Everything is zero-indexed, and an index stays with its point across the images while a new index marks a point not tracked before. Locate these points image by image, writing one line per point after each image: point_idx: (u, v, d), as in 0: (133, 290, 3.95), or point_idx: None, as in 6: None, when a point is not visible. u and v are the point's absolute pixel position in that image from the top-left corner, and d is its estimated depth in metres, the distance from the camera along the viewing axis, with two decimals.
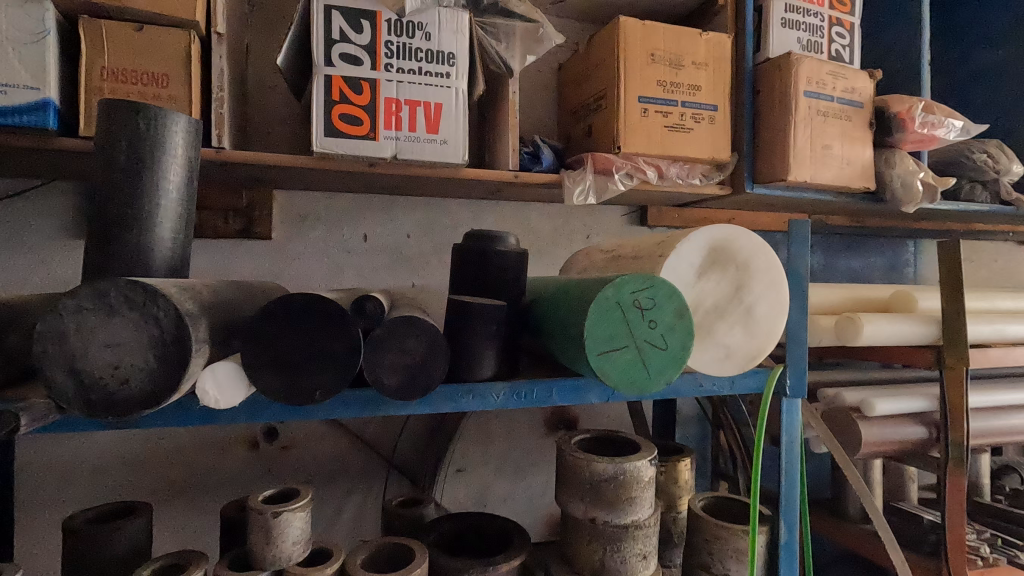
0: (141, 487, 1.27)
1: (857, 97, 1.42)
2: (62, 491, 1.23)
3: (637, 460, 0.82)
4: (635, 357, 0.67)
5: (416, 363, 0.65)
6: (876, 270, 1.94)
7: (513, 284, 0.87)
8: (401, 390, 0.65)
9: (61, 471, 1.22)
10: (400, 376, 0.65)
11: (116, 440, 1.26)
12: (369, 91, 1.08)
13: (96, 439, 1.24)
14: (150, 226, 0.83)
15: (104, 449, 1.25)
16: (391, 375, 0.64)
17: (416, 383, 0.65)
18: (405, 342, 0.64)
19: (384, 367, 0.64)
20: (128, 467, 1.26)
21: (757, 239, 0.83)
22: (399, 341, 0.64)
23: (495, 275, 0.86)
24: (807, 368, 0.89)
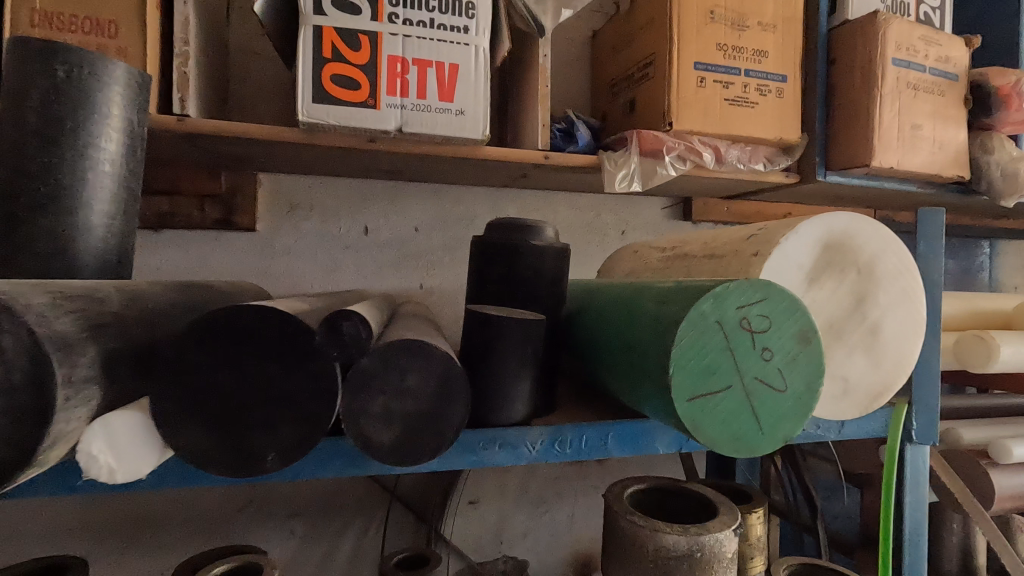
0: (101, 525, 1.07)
1: (952, 68, 1.18)
2: (6, 526, 1.04)
3: (718, 531, 0.61)
4: (741, 404, 0.46)
5: (420, 411, 0.44)
6: (948, 275, 1.70)
7: (548, 294, 0.66)
8: (397, 452, 0.44)
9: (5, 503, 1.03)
10: (395, 431, 0.44)
11: None
12: (368, 47, 0.87)
13: None
14: (73, 209, 0.62)
15: None
16: (381, 432, 0.44)
17: (420, 442, 0.44)
18: (403, 377, 0.44)
19: (372, 415, 0.43)
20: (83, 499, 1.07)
21: (886, 232, 0.61)
22: (394, 377, 0.44)
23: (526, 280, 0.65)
24: (939, 408, 0.68)
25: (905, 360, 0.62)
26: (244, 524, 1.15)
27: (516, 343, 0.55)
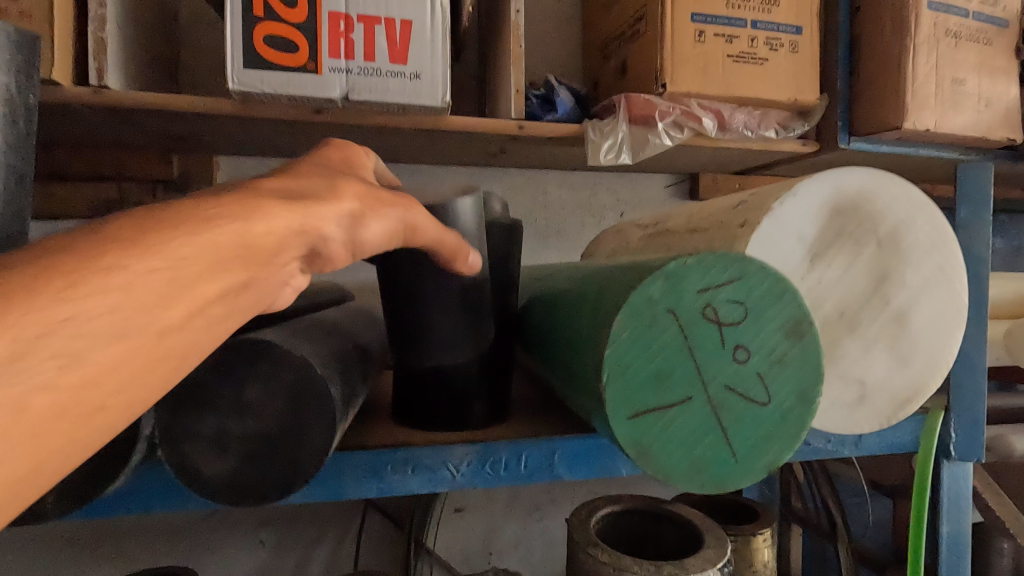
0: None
1: (1001, 13, 1.02)
2: None
3: (699, 573, 0.49)
4: (703, 420, 0.34)
5: (261, 433, 0.40)
6: (998, 256, 1.50)
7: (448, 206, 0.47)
8: (234, 479, 0.41)
9: None
10: (239, 453, 0.41)
11: None
12: (306, 3, 0.76)
13: None
14: None
15: None
16: (217, 457, 0.41)
17: (267, 464, 0.40)
18: (242, 394, 0.40)
19: (204, 436, 0.40)
20: None
21: (915, 193, 0.47)
22: (232, 395, 0.40)
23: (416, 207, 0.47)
24: (987, 417, 0.54)
25: (939, 358, 0.48)
26: (210, 534, 1.07)
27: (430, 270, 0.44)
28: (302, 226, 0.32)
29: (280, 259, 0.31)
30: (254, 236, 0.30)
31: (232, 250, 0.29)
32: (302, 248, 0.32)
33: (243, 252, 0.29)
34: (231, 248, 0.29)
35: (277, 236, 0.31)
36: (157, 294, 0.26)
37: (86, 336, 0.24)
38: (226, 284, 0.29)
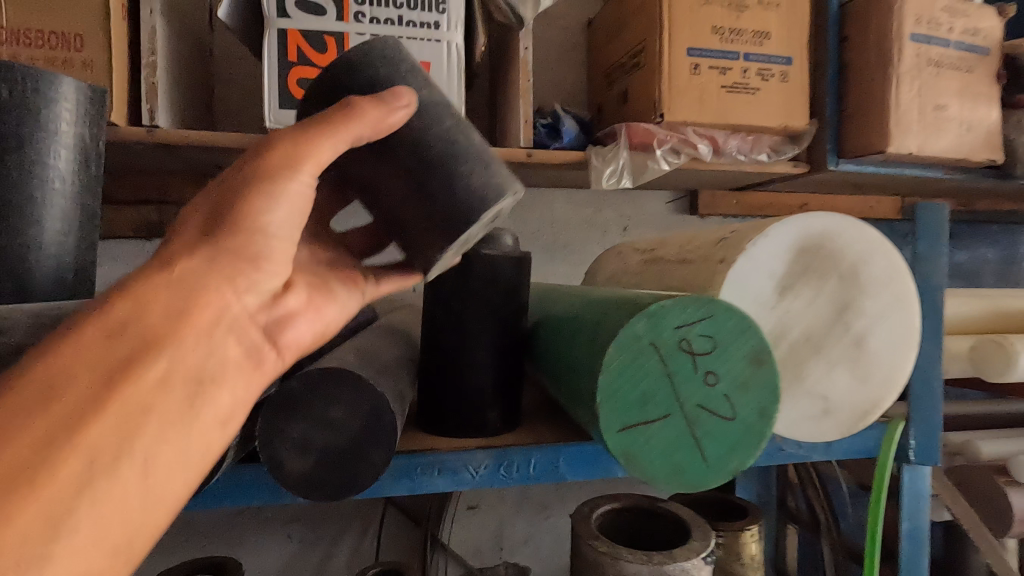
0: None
1: (981, 41, 1.08)
2: None
3: (685, 560, 0.56)
4: (681, 432, 0.41)
5: (336, 443, 0.49)
6: (988, 265, 1.56)
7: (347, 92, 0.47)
8: (309, 479, 0.49)
9: None
10: (314, 457, 0.49)
11: None
12: (335, 49, 0.84)
13: None
14: (25, 223, 0.62)
15: None
16: (299, 456, 0.48)
17: (346, 468, 0.49)
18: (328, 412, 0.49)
19: (291, 442, 0.48)
20: None
21: (873, 233, 0.54)
22: (320, 411, 0.49)
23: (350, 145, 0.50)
24: (943, 426, 0.61)
25: (896, 375, 0.55)
26: (243, 529, 1.16)
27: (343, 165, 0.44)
28: (174, 271, 0.38)
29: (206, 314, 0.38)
30: (170, 299, 0.37)
31: (113, 326, 0.35)
32: (201, 280, 0.39)
33: (131, 322, 0.36)
34: (116, 325, 0.35)
35: (159, 286, 0.37)
36: (61, 383, 0.32)
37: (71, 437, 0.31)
38: (148, 338, 0.36)
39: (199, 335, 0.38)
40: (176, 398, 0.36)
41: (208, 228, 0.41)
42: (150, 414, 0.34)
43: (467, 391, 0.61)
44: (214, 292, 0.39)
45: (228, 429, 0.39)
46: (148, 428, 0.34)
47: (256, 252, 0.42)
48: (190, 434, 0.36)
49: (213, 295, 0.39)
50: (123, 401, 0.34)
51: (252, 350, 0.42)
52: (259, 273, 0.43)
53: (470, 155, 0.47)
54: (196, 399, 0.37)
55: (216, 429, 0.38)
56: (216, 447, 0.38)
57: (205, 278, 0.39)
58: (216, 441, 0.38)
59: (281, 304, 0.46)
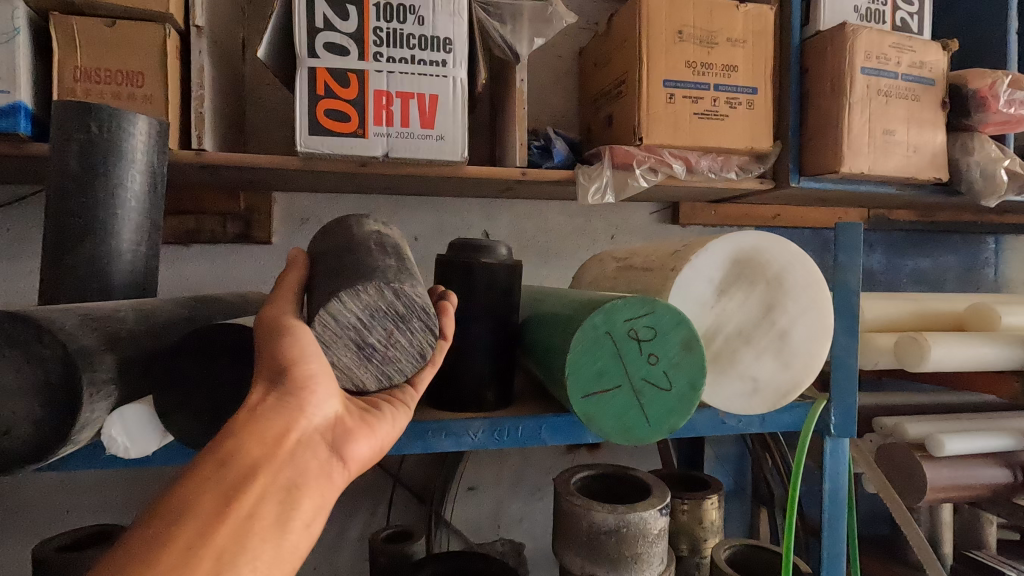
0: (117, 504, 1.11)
1: (928, 73, 1.21)
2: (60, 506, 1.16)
3: (643, 511, 0.70)
4: (630, 400, 0.55)
5: None
6: (950, 271, 1.69)
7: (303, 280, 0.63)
8: None
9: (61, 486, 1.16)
10: None
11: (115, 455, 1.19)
12: (356, 84, 0.98)
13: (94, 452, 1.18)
14: (107, 236, 0.76)
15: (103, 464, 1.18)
16: None
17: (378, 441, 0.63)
18: None
19: None
20: (128, 485, 1.19)
21: (794, 248, 0.68)
22: None
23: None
24: (857, 403, 0.75)
25: (813, 362, 0.69)
26: None
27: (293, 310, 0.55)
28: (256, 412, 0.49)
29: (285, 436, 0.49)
30: (256, 429, 0.48)
31: (223, 458, 0.46)
32: (279, 413, 0.49)
33: (233, 455, 0.46)
34: (223, 458, 0.46)
35: (249, 426, 0.48)
36: (192, 507, 0.43)
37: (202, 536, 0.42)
38: (245, 460, 0.46)
39: (284, 459, 0.48)
40: (270, 510, 0.46)
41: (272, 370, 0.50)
42: (254, 523, 0.44)
43: (469, 374, 0.75)
44: (289, 425, 0.49)
45: (311, 531, 0.48)
46: (254, 534, 0.44)
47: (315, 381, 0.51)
48: (286, 541, 0.45)
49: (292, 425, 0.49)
50: (235, 516, 0.44)
51: (330, 464, 0.51)
52: (320, 397, 0.51)
53: (344, 266, 0.54)
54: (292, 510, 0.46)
55: (302, 533, 0.47)
56: (303, 549, 0.47)
57: (280, 413, 0.49)
58: (304, 543, 0.47)
59: (344, 423, 0.53)
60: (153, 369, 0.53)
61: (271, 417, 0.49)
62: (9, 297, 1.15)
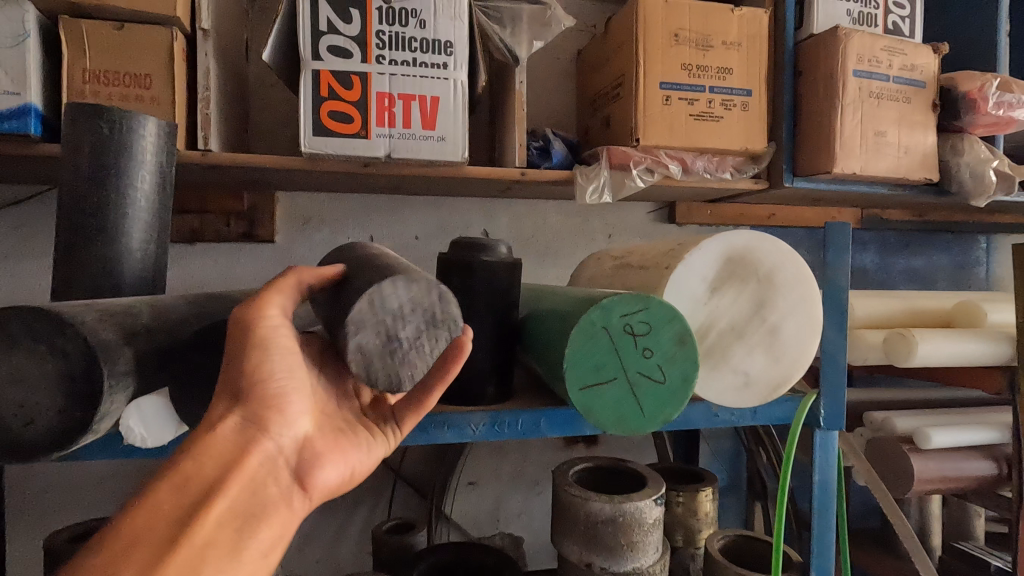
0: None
1: (919, 75, 1.23)
2: (66, 500, 1.18)
3: (639, 501, 0.72)
4: (625, 392, 0.57)
5: None
6: (942, 270, 1.72)
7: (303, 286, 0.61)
8: None
9: (66, 480, 1.17)
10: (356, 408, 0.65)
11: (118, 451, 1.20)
12: (359, 86, 1.00)
13: None
14: (118, 235, 0.78)
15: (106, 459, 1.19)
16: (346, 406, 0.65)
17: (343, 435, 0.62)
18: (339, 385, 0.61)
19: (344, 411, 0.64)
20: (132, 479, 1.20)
21: (785, 247, 0.70)
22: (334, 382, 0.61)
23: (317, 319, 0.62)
24: (847, 397, 0.77)
25: (803, 357, 0.71)
26: None
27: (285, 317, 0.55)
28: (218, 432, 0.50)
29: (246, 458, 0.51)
30: (217, 450, 0.50)
31: (181, 479, 0.47)
32: (244, 437, 0.51)
33: (192, 474, 0.48)
34: (181, 479, 0.47)
35: (209, 447, 0.50)
36: (146, 531, 0.44)
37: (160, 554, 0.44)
38: (205, 482, 0.48)
39: (244, 483, 0.50)
40: (226, 534, 0.47)
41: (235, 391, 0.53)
42: (209, 550, 0.46)
43: (469, 369, 0.77)
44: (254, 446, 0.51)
45: (269, 560, 0.49)
46: (209, 561, 0.45)
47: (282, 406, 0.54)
48: (240, 567, 0.47)
49: (253, 447, 0.51)
50: (192, 540, 0.45)
51: (290, 488, 0.53)
52: (286, 419, 0.54)
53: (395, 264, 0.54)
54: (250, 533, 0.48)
55: (258, 561, 0.48)
56: None
57: (242, 435, 0.51)
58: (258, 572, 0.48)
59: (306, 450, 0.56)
60: (168, 362, 0.56)
61: (233, 440, 0.51)
62: (16, 294, 1.18)
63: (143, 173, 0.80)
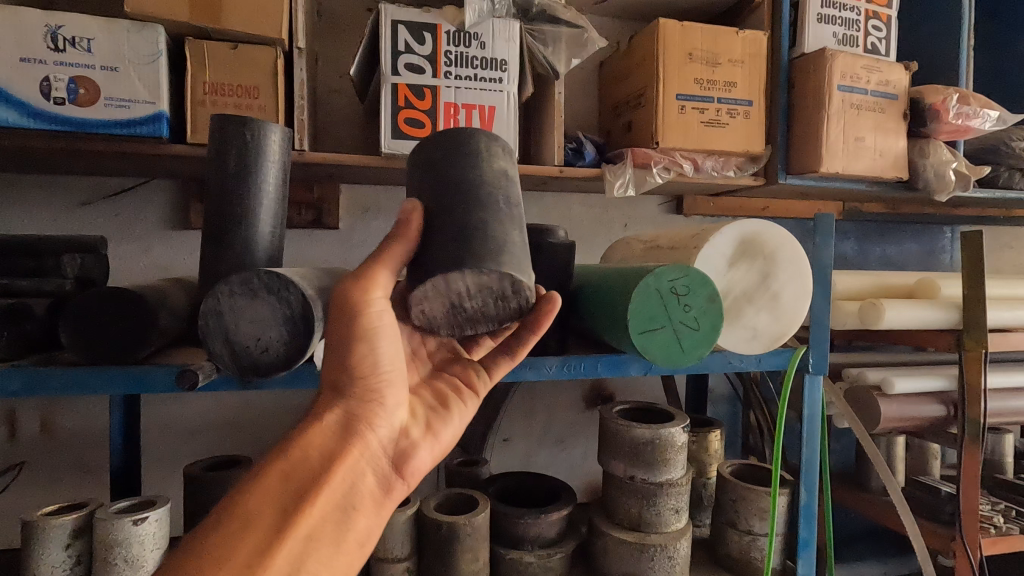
0: (220, 447, 1.33)
1: (892, 90, 1.45)
2: (157, 455, 1.30)
3: (672, 428, 0.94)
4: (671, 335, 0.79)
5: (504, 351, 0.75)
6: (912, 257, 1.96)
7: (450, 155, 0.67)
8: None
9: (155, 439, 1.30)
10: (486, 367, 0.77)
11: (196, 410, 1.32)
12: (430, 98, 1.19)
13: (178, 405, 1.31)
14: (253, 222, 0.97)
15: (189, 419, 1.32)
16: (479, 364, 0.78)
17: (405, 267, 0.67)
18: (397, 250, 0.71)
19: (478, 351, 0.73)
20: (214, 432, 1.33)
21: (785, 232, 0.91)
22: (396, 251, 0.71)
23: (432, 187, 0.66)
24: (830, 348, 0.99)
25: (796, 316, 0.93)
26: None
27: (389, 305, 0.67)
28: (327, 432, 0.64)
29: (347, 456, 0.64)
30: (320, 443, 0.63)
31: (293, 471, 0.61)
32: (347, 441, 0.64)
33: (298, 466, 0.61)
34: (290, 471, 0.61)
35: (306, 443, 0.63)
36: (259, 516, 0.58)
37: (270, 535, 0.57)
38: (312, 474, 0.61)
39: (342, 474, 0.63)
40: (327, 522, 0.60)
41: (344, 397, 0.66)
42: (311, 536, 0.59)
43: None
44: (353, 448, 0.64)
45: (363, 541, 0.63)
46: (310, 545, 0.59)
47: (379, 402, 0.67)
48: (337, 549, 0.61)
49: (359, 443, 0.65)
50: (298, 527, 0.59)
51: (378, 480, 0.66)
52: (382, 418, 0.67)
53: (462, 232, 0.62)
54: (351, 528, 0.62)
55: (354, 545, 0.62)
56: (356, 555, 0.62)
57: (341, 435, 0.64)
58: (354, 554, 0.62)
59: (402, 441, 0.69)
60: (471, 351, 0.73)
61: (336, 433, 0.64)
62: (120, 273, 1.36)
63: (276, 183, 1.01)
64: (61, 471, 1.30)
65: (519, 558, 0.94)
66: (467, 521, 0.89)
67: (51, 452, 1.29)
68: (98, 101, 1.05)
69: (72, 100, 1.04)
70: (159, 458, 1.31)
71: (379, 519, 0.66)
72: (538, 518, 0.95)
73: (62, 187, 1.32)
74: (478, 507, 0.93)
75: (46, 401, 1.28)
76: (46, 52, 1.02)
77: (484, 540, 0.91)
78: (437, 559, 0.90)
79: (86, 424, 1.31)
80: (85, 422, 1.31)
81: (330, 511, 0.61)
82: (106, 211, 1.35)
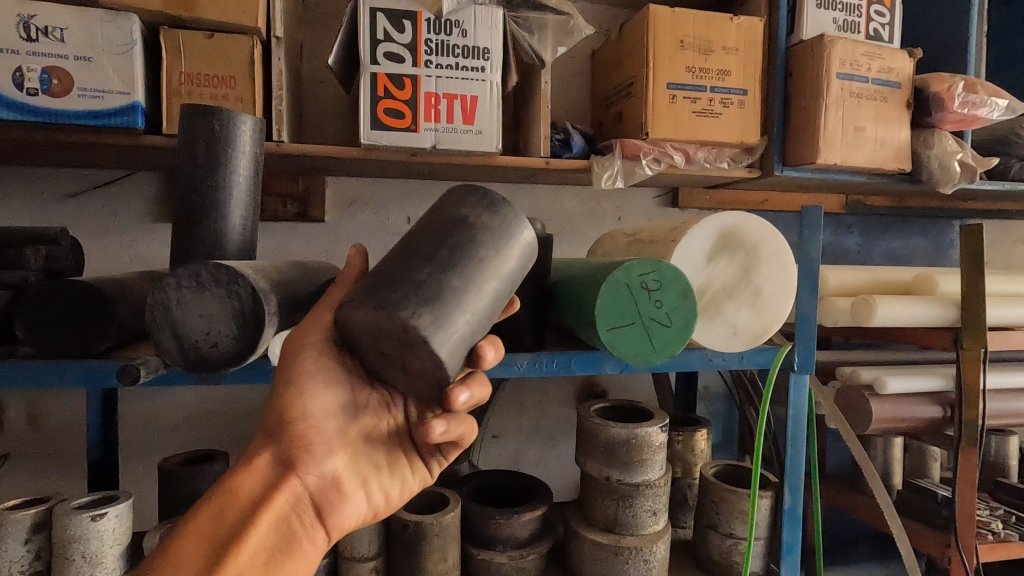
0: (205, 440, 1.33)
1: (894, 77, 1.39)
2: (140, 448, 1.31)
3: (649, 427, 0.91)
4: (641, 331, 0.76)
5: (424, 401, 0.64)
6: (919, 251, 1.89)
7: (467, 229, 0.59)
8: None
9: (139, 432, 1.30)
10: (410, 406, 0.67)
11: (180, 403, 1.32)
12: (410, 87, 1.17)
13: (162, 398, 1.31)
14: (223, 214, 0.95)
15: (172, 412, 1.31)
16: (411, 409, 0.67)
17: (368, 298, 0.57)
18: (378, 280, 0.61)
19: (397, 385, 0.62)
20: (198, 425, 1.33)
21: (767, 224, 0.88)
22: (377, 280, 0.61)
23: (428, 250, 0.58)
24: (817, 345, 0.96)
25: (780, 312, 0.89)
26: None
27: (328, 345, 0.68)
28: (257, 475, 0.68)
29: (277, 497, 0.67)
30: (252, 484, 0.67)
31: (223, 512, 0.65)
32: (279, 482, 0.68)
33: (228, 508, 0.66)
34: (221, 512, 0.65)
35: (237, 487, 0.67)
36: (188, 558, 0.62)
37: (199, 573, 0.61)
38: (243, 515, 0.65)
39: (271, 515, 0.66)
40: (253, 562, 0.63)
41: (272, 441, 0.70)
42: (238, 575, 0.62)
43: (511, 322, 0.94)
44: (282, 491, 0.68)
45: None
46: None
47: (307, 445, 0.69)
48: None
49: (286, 487, 0.68)
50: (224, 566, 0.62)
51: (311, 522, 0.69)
52: (313, 463, 0.70)
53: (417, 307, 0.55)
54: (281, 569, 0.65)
55: None
56: None
57: (267, 482, 0.68)
58: None
59: (337, 486, 0.71)
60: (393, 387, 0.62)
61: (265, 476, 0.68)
62: (105, 266, 1.35)
63: (248, 180, 0.99)
64: (47, 462, 1.30)
65: (491, 559, 0.92)
66: (435, 520, 0.87)
67: (37, 444, 1.30)
68: (71, 91, 1.04)
69: (45, 90, 1.03)
70: (143, 451, 1.31)
71: (310, 563, 0.68)
72: (510, 518, 0.93)
73: (48, 180, 1.32)
74: (448, 506, 0.91)
75: (32, 393, 1.29)
76: (17, 41, 1.01)
77: (454, 540, 0.89)
78: (405, 558, 0.88)
79: (71, 416, 1.31)
80: (70, 414, 1.31)
81: (258, 550, 0.64)
82: (91, 203, 1.34)
